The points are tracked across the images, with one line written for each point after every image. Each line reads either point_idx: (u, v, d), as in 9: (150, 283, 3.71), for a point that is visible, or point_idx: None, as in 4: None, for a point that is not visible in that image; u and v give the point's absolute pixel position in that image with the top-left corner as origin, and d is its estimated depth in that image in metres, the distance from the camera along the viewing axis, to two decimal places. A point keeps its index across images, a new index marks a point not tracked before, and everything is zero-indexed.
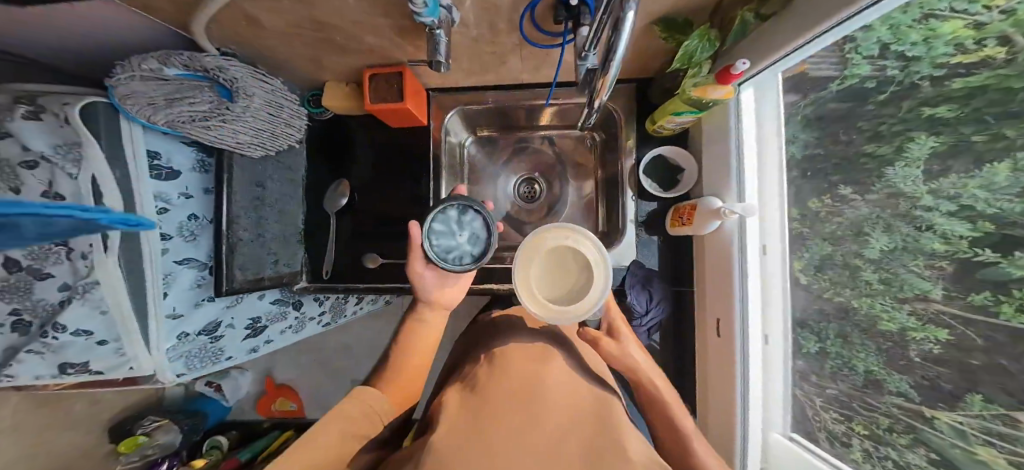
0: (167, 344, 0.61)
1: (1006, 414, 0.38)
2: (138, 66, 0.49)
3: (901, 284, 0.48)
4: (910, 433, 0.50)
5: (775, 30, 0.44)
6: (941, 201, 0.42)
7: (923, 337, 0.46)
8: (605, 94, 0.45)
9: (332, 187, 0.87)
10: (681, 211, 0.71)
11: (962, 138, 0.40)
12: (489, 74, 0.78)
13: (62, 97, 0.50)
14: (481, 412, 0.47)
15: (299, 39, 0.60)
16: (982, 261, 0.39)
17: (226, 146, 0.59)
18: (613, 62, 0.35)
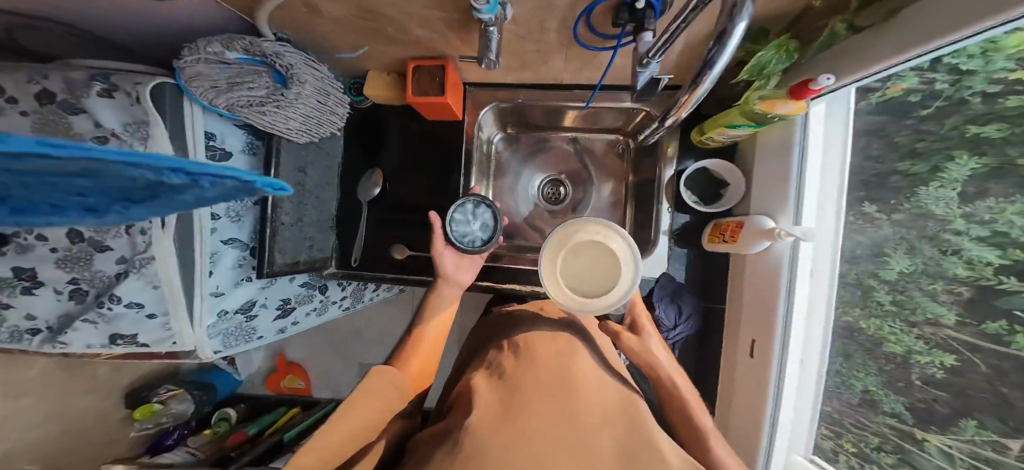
0: (209, 321, 0.64)
1: (997, 440, 0.46)
2: (204, 49, 0.51)
3: (913, 307, 0.54)
4: (895, 452, 0.59)
5: (873, 43, 0.42)
6: (973, 226, 0.47)
7: (929, 361, 0.53)
8: (686, 112, 0.42)
9: (365, 176, 0.88)
10: (724, 227, 0.70)
11: (1007, 159, 0.43)
12: (528, 72, 0.77)
13: (135, 77, 0.51)
14: (521, 402, 0.49)
15: (352, 28, 0.61)
16: (1004, 289, 0.44)
17: (277, 132, 0.61)
18: (708, 76, 0.33)
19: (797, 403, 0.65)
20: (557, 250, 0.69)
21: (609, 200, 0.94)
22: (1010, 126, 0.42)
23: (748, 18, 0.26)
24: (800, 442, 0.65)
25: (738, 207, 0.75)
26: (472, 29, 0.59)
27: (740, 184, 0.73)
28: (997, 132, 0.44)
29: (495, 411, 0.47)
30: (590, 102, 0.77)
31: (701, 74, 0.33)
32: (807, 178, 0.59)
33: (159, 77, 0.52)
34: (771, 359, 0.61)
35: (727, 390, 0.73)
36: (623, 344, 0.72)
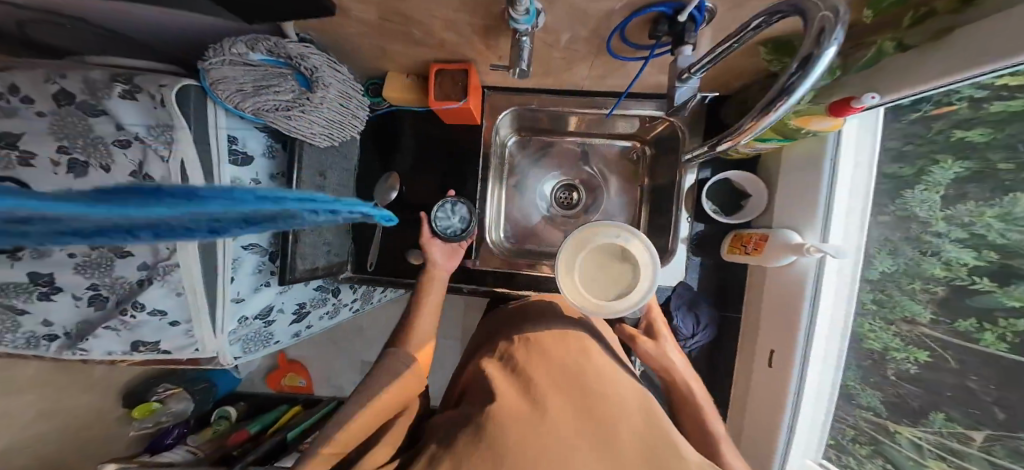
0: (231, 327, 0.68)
1: (961, 431, 0.55)
2: (228, 50, 0.50)
3: (892, 306, 0.63)
4: (870, 444, 0.67)
5: (917, 62, 0.47)
6: (953, 229, 0.56)
7: (905, 357, 0.62)
8: (743, 139, 0.46)
9: (382, 180, 0.88)
10: (747, 239, 0.74)
11: (986, 164, 0.51)
12: (550, 78, 0.76)
13: (159, 78, 0.50)
14: (536, 396, 0.51)
15: (377, 30, 0.59)
16: (976, 288, 0.53)
17: (299, 136, 0.60)
18: (779, 107, 0.38)
19: (812, 413, 0.67)
20: (576, 252, 0.68)
21: (624, 206, 0.94)
22: (993, 130, 0.50)
23: (836, 44, 0.31)
24: (811, 448, 0.69)
25: (758, 220, 0.78)
26: (500, 35, 0.58)
27: (762, 196, 0.76)
28: (980, 136, 0.51)
29: (518, 406, 0.49)
30: (614, 110, 0.77)
31: (775, 101, 0.38)
32: (835, 192, 0.62)
33: (184, 79, 0.51)
34: (793, 367, 0.65)
35: (743, 394, 0.77)
36: (638, 348, 0.73)
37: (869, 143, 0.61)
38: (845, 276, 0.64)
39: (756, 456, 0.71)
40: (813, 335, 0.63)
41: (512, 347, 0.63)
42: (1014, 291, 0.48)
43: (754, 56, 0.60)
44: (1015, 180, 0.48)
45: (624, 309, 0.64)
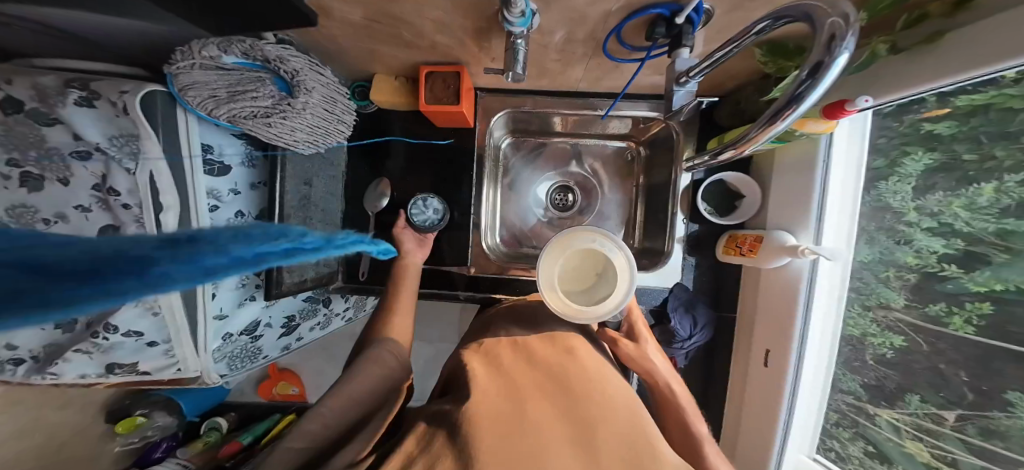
0: (214, 345, 0.65)
1: (935, 412, 0.56)
2: (198, 53, 0.45)
3: (869, 293, 0.64)
4: (852, 427, 0.67)
5: (912, 67, 0.46)
6: (923, 218, 0.57)
7: (881, 343, 0.62)
8: (748, 149, 0.45)
9: (371, 187, 0.85)
10: (742, 240, 0.74)
11: (955, 155, 0.53)
12: (545, 79, 0.74)
13: (119, 82, 0.45)
14: (518, 397, 0.50)
15: (363, 30, 0.56)
16: (945, 275, 0.54)
17: (281, 143, 0.57)
18: (786, 118, 0.37)
19: (807, 411, 0.68)
20: (555, 256, 0.66)
21: (619, 207, 0.93)
22: (960, 122, 0.51)
23: (847, 50, 0.31)
24: (805, 443, 0.69)
25: (752, 221, 0.78)
26: (494, 36, 0.56)
27: (755, 196, 0.76)
28: (946, 129, 0.53)
29: (497, 406, 0.47)
30: (609, 111, 0.76)
31: (782, 111, 0.37)
32: (829, 192, 0.63)
33: (148, 84, 0.46)
34: (789, 368, 0.65)
35: (738, 393, 0.77)
36: (618, 351, 0.70)
37: (857, 145, 0.62)
38: (839, 277, 0.64)
39: (752, 453, 0.71)
40: (807, 336, 0.64)
41: (499, 344, 0.62)
42: (981, 277, 0.50)
43: (750, 57, 0.59)
44: (983, 169, 0.50)
45: (604, 313, 0.62)
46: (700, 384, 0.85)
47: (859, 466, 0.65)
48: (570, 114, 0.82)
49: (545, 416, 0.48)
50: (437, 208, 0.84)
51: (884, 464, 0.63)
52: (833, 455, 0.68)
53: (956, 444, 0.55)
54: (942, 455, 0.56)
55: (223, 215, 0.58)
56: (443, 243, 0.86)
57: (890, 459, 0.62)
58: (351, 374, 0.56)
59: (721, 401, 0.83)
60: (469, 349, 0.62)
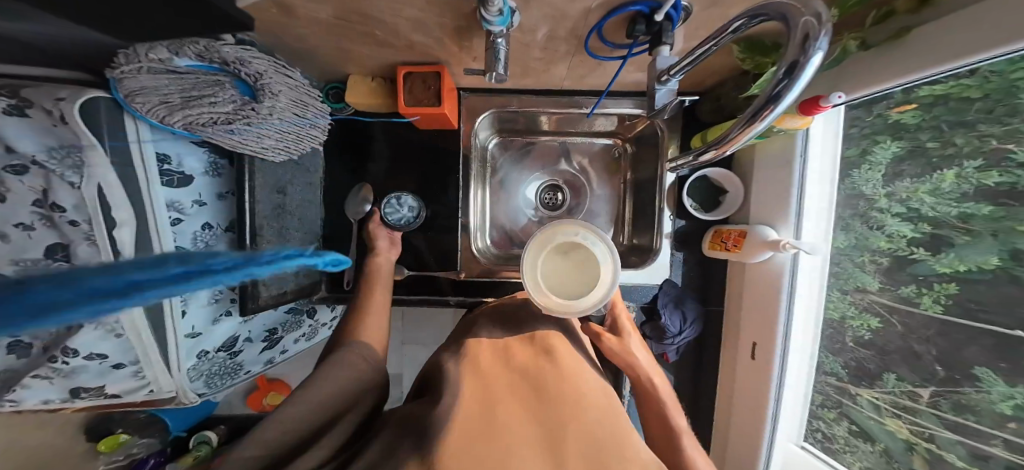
0: (189, 364, 0.62)
1: (911, 389, 0.57)
2: (145, 56, 0.43)
3: (846, 277, 0.65)
4: (836, 408, 0.68)
5: (881, 64, 0.47)
6: (894, 204, 0.58)
7: (859, 325, 0.63)
8: (731, 148, 0.44)
9: (353, 191, 0.82)
10: (726, 235, 0.75)
11: (919, 143, 0.54)
12: (529, 78, 0.73)
13: (56, 90, 0.42)
14: (491, 402, 0.49)
15: (333, 29, 0.53)
16: (914, 258, 0.56)
17: (247, 150, 0.54)
18: (767, 116, 0.36)
19: (794, 402, 0.69)
20: (538, 249, 0.66)
21: (607, 204, 0.93)
22: (924, 112, 0.52)
23: (821, 50, 0.30)
24: (793, 431, 0.69)
25: (736, 215, 0.79)
26: (474, 36, 0.54)
27: (738, 190, 0.77)
28: (912, 118, 0.54)
29: (469, 412, 0.46)
30: (595, 109, 0.76)
31: (761, 111, 0.36)
32: (807, 187, 0.64)
33: (87, 90, 0.43)
34: (774, 361, 0.66)
35: (727, 385, 0.78)
36: (603, 347, 0.70)
37: (833, 142, 0.63)
38: (818, 271, 0.65)
39: (744, 444, 0.72)
40: (794, 329, 0.65)
41: (481, 345, 0.61)
42: (946, 259, 0.52)
43: (730, 53, 0.59)
44: (946, 156, 0.52)
45: (585, 306, 0.62)
46: (690, 378, 0.86)
47: (843, 446, 0.66)
48: (558, 114, 0.81)
49: (514, 418, 0.47)
50: (412, 206, 0.83)
51: (866, 442, 0.64)
52: (819, 436, 0.69)
53: (933, 419, 0.55)
54: (919, 431, 0.57)
55: (189, 228, 0.55)
56: (429, 247, 0.84)
57: (873, 438, 0.63)
58: (320, 373, 0.50)
59: (712, 394, 0.84)
60: (451, 352, 0.61)
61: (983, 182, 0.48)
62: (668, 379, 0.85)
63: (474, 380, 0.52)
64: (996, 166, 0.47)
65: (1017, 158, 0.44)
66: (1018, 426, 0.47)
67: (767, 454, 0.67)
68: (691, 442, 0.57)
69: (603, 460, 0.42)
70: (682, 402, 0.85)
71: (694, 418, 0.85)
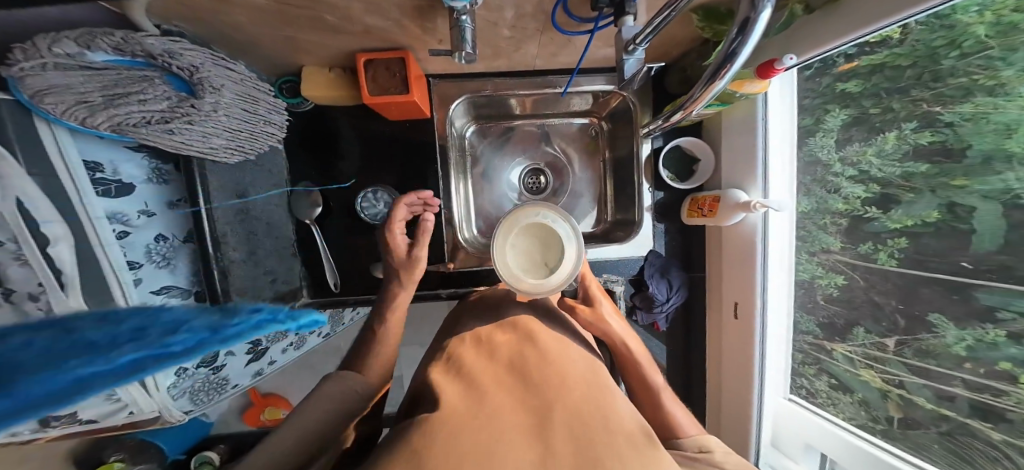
0: (168, 382, 0.58)
1: (878, 340, 0.61)
2: (48, 51, 0.34)
3: (812, 240, 0.70)
4: (815, 364, 0.72)
5: (825, 25, 0.48)
6: (847, 168, 0.63)
7: (827, 283, 0.68)
8: (697, 106, 0.45)
9: (301, 192, 0.77)
10: (702, 202, 0.77)
11: (864, 111, 0.59)
12: (500, 59, 0.71)
13: None
14: (478, 393, 0.48)
15: (279, 16, 0.49)
16: (869, 217, 0.60)
17: (193, 152, 0.51)
18: (726, 73, 0.37)
19: (775, 352, 0.73)
20: (506, 232, 0.65)
21: (589, 184, 0.93)
22: (866, 80, 0.58)
23: (768, 8, 0.31)
24: (778, 387, 0.74)
25: (709, 183, 0.81)
26: (435, 16, 0.52)
27: (709, 159, 0.79)
28: (856, 87, 0.59)
29: (455, 405, 0.45)
30: (567, 87, 0.75)
31: (719, 71, 0.37)
32: (771, 149, 0.66)
33: None
34: (755, 320, 0.70)
35: (715, 349, 0.82)
36: (579, 319, 0.70)
37: (789, 102, 0.66)
38: (786, 227, 0.69)
39: (736, 400, 0.75)
40: (769, 286, 0.68)
41: (464, 344, 0.60)
42: (896, 215, 0.56)
43: (689, 24, 0.59)
44: (887, 120, 0.56)
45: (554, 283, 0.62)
46: (681, 346, 0.89)
47: (825, 399, 0.70)
48: (530, 95, 0.80)
49: (503, 407, 0.46)
50: (388, 200, 0.80)
51: (845, 394, 0.67)
52: (804, 391, 0.73)
53: (898, 367, 0.59)
54: (890, 379, 0.60)
55: (140, 240, 0.52)
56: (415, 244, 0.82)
57: (850, 389, 0.66)
58: (307, 402, 0.49)
59: (701, 359, 0.87)
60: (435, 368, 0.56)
61: (919, 141, 0.52)
62: (660, 347, 0.88)
63: (447, 381, 0.51)
64: (928, 127, 0.51)
65: (945, 118, 0.49)
66: (973, 366, 0.49)
67: (761, 408, 0.71)
68: (672, 400, 0.60)
69: (592, 438, 0.43)
70: (674, 366, 0.89)
71: (687, 383, 0.89)
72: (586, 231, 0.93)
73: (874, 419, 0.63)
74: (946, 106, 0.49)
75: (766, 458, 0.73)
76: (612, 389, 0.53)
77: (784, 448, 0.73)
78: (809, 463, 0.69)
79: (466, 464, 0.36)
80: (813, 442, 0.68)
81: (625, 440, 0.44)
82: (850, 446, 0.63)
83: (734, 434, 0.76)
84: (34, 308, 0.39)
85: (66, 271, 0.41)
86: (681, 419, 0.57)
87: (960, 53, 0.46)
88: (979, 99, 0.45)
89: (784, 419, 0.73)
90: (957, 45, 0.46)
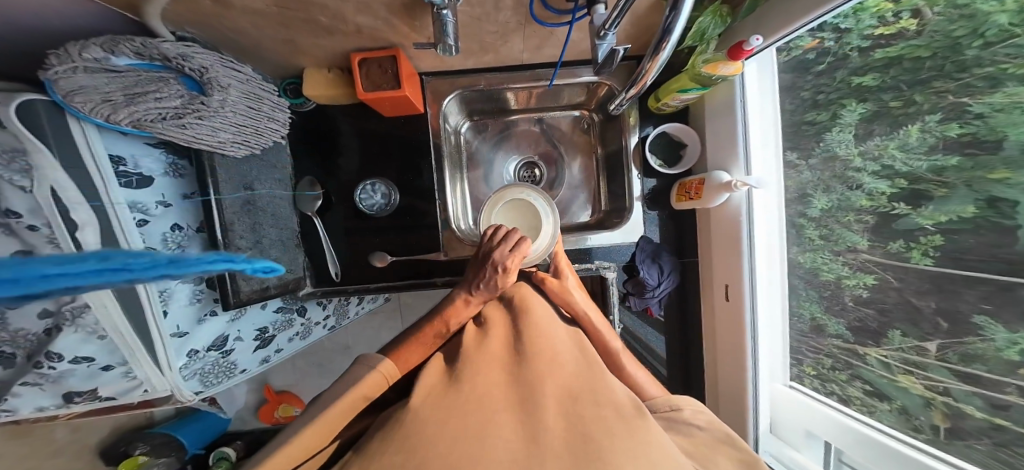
0: (180, 363, 0.62)
1: (917, 344, 0.54)
2: (78, 55, 0.41)
3: (836, 238, 0.64)
4: (847, 370, 0.65)
5: (782, 7, 0.49)
6: (868, 163, 0.58)
7: (856, 283, 0.62)
8: (648, 79, 0.46)
9: (304, 188, 0.82)
10: (688, 186, 0.78)
11: (882, 105, 0.56)
12: (488, 55, 0.74)
13: None
14: (465, 375, 0.48)
15: (278, 18, 0.55)
16: (898, 214, 0.54)
17: (204, 146, 0.55)
18: (666, 44, 0.38)
19: (770, 333, 0.73)
20: (495, 203, 0.76)
21: (583, 177, 0.95)
22: (882, 74, 0.55)
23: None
24: (777, 372, 0.74)
25: (696, 167, 0.82)
26: (420, 13, 0.56)
27: (695, 143, 0.80)
28: (874, 81, 0.56)
29: (441, 391, 0.45)
30: (554, 79, 0.77)
31: (660, 44, 0.38)
32: (751, 132, 0.68)
33: (19, 93, 0.42)
34: (744, 299, 0.71)
35: (711, 335, 0.82)
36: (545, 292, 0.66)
37: (769, 81, 0.70)
38: (771, 201, 0.71)
39: (732, 384, 0.76)
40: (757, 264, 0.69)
41: (467, 324, 0.59)
42: (927, 211, 0.51)
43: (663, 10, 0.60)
44: (908, 113, 0.53)
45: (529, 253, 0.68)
46: (678, 335, 0.89)
47: (861, 406, 0.62)
48: (518, 88, 0.83)
49: (493, 384, 0.47)
50: (385, 192, 0.84)
51: (883, 401, 0.59)
52: (836, 397, 0.66)
53: (944, 373, 0.51)
54: (934, 385, 0.52)
55: (158, 229, 0.56)
56: (414, 238, 0.85)
57: (888, 396, 0.58)
58: (318, 396, 0.48)
59: (699, 348, 0.87)
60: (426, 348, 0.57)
61: (946, 133, 0.48)
62: (656, 334, 0.89)
63: (435, 360, 0.53)
64: (957, 118, 0.47)
65: (974, 110, 0.45)
66: None
67: (755, 391, 0.72)
68: (629, 359, 0.61)
69: (579, 417, 0.44)
70: (673, 354, 0.90)
71: (688, 373, 0.89)
72: (582, 222, 0.94)
73: (917, 428, 0.55)
74: (975, 96, 0.45)
75: (765, 445, 0.72)
76: (600, 364, 0.53)
77: (783, 435, 0.71)
78: (812, 453, 0.66)
79: (460, 450, 0.38)
80: (815, 429, 0.65)
81: (614, 413, 0.44)
82: (847, 427, 0.61)
83: (730, 417, 0.77)
84: None
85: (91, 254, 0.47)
86: (642, 380, 0.59)
87: (984, 42, 0.44)
88: (1011, 88, 0.42)
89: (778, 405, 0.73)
90: (979, 33, 0.44)
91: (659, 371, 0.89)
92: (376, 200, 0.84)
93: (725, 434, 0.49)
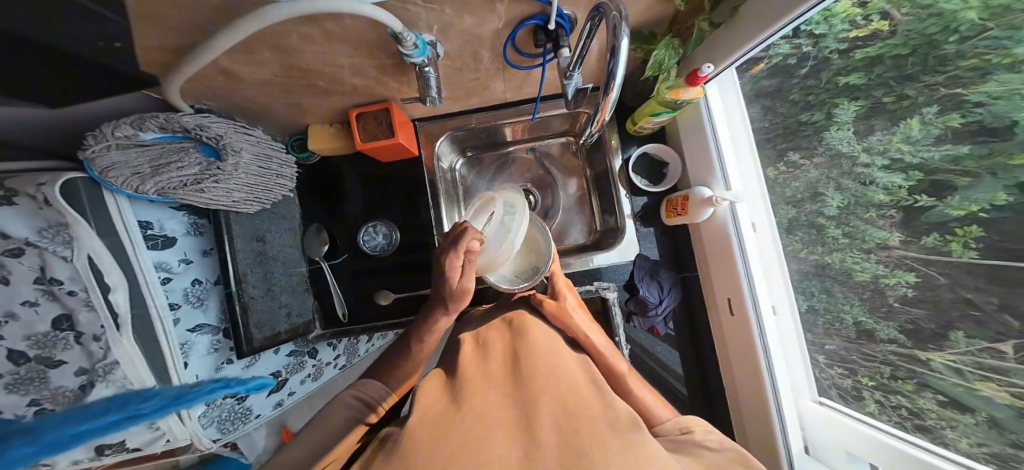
0: (199, 412, 0.64)
1: (989, 346, 0.45)
2: (112, 135, 0.48)
3: (862, 235, 0.60)
4: (911, 378, 0.55)
5: (731, 33, 0.53)
6: (876, 158, 0.56)
7: (896, 282, 0.55)
8: (606, 115, 0.51)
9: (312, 234, 0.87)
10: (675, 203, 0.81)
11: (876, 100, 0.56)
12: (474, 98, 0.80)
13: (36, 176, 0.47)
14: (461, 395, 0.49)
15: (282, 86, 0.62)
16: (923, 206, 0.51)
17: (219, 206, 0.61)
18: (613, 87, 0.43)
19: (778, 336, 0.74)
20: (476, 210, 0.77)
21: (574, 201, 0.98)
22: (867, 73, 0.56)
23: (627, 36, 0.38)
24: (802, 388, 0.72)
25: (682, 182, 0.85)
26: (408, 70, 0.62)
27: (676, 162, 0.84)
28: (860, 79, 0.57)
29: (437, 414, 0.47)
30: (535, 114, 0.82)
31: (607, 87, 0.43)
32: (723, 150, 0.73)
33: (66, 173, 0.49)
34: (748, 311, 0.72)
35: (724, 350, 0.81)
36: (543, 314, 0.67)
37: (734, 96, 0.80)
38: (756, 206, 0.77)
39: (753, 396, 0.73)
40: (753, 270, 0.71)
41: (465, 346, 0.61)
42: (955, 201, 0.47)
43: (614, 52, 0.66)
44: (906, 107, 0.52)
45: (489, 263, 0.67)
46: (692, 351, 0.88)
47: (938, 420, 0.52)
48: (504, 123, 0.89)
49: (491, 403, 0.48)
50: (386, 232, 0.88)
51: (964, 413, 0.49)
52: (905, 413, 0.57)
53: None
54: (1022, 394, 0.43)
55: (179, 285, 0.61)
56: (415, 273, 0.88)
57: (969, 407, 0.49)
58: (318, 427, 0.50)
59: (714, 362, 0.85)
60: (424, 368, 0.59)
61: (949, 125, 0.47)
62: (664, 351, 0.88)
63: (433, 382, 0.54)
64: (956, 108, 0.47)
65: (973, 99, 0.45)
66: None
67: (776, 405, 0.69)
68: (639, 384, 0.61)
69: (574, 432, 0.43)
70: (687, 370, 0.87)
71: (707, 391, 0.86)
72: (579, 244, 0.96)
73: (1015, 444, 0.44)
74: (969, 87, 0.45)
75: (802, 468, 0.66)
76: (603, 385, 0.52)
77: (825, 457, 0.66)
78: None
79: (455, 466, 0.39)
80: (853, 450, 0.61)
81: (609, 426, 0.44)
82: (883, 444, 0.56)
83: (760, 436, 0.72)
84: (96, 346, 0.49)
85: (121, 315, 0.50)
86: (651, 404, 0.58)
87: (960, 36, 0.45)
88: (1001, 76, 0.42)
89: (807, 419, 0.69)
90: (952, 30, 0.46)
91: (678, 390, 0.86)
92: (377, 240, 0.88)
93: (737, 454, 0.48)
